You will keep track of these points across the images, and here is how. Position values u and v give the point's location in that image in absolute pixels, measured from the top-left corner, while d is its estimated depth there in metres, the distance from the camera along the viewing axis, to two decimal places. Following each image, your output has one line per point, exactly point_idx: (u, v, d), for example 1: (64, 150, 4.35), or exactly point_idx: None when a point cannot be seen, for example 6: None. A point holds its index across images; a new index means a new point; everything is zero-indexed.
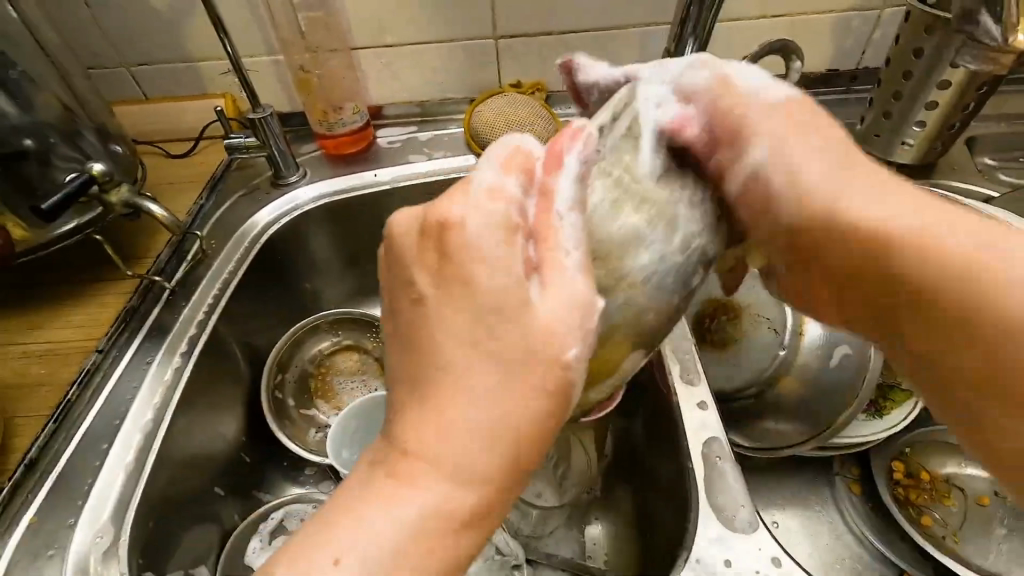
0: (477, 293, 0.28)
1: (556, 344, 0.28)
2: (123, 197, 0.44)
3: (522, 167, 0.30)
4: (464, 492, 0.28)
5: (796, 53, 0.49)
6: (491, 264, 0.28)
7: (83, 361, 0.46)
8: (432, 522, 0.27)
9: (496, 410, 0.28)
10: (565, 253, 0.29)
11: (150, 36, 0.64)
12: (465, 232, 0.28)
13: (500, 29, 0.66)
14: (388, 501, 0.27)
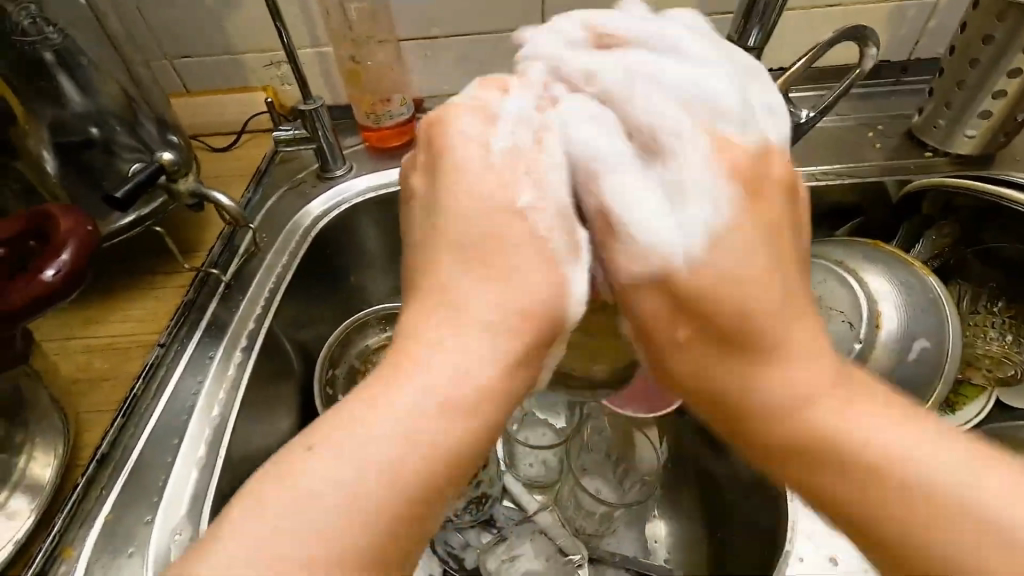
0: (467, 183, 0.33)
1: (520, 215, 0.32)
2: (191, 187, 0.43)
3: (496, 87, 0.37)
4: (449, 369, 0.27)
5: (872, 41, 0.48)
6: (483, 168, 0.33)
7: (147, 356, 0.45)
8: (428, 410, 0.26)
9: (482, 308, 0.29)
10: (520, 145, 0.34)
11: (196, 28, 0.63)
12: (453, 137, 0.34)
13: (549, 21, 0.65)
14: (384, 396, 0.26)
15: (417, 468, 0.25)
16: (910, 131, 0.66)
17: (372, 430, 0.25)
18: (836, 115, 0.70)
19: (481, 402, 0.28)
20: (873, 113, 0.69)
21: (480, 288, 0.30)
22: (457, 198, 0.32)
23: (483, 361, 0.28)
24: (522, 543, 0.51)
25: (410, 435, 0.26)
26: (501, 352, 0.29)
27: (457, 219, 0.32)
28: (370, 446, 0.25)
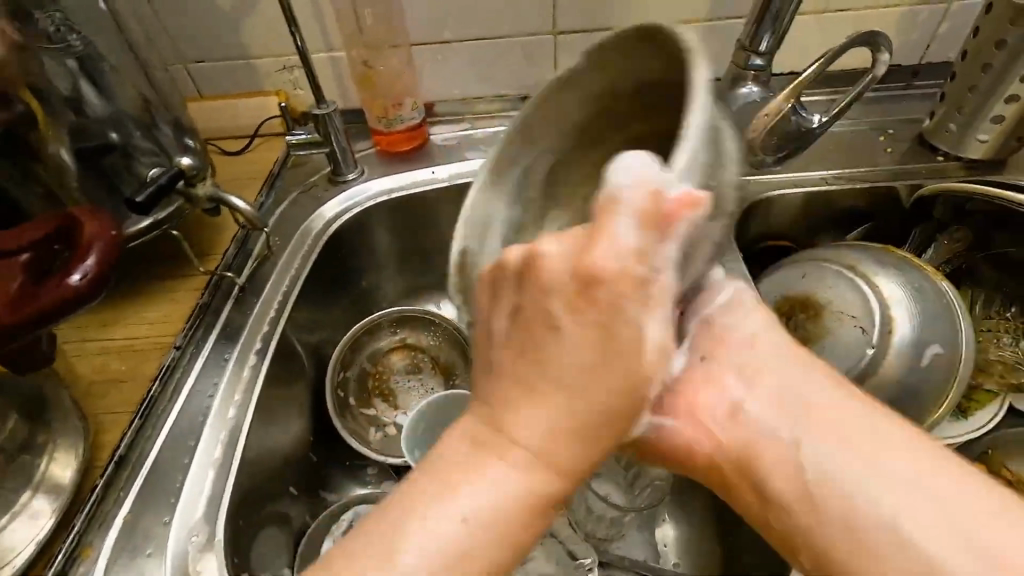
0: (557, 308, 0.27)
1: (640, 339, 0.26)
2: (209, 191, 0.43)
3: (615, 190, 0.26)
4: (506, 487, 0.27)
5: (885, 46, 0.48)
6: (576, 295, 0.27)
7: (163, 358, 0.46)
8: (478, 518, 0.26)
9: (548, 419, 0.27)
10: (647, 268, 0.26)
11: (210, 33, 0.64)
12: (551, 263, 0.27)
13: (560, 25, 0.66)
14: (435, 499, 0.27)
15: (495, 536, 0.27)
16: (920, 135, 0.66)
17: (429, 528, 0.26)
18: (847, 119, 0.69)
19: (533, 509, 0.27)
20: (884, 117, 0.69)
21: (542, 407, 0.27)
22: (551, 299, 0.27)
23: (552, 459, 0.27)
24: (536, 548, 0.50)
25: (471, 533, 0.26)
26: (568, 465, 0.27)
27: (546, 341, 0.27)
28: (467, 510, 0.26)
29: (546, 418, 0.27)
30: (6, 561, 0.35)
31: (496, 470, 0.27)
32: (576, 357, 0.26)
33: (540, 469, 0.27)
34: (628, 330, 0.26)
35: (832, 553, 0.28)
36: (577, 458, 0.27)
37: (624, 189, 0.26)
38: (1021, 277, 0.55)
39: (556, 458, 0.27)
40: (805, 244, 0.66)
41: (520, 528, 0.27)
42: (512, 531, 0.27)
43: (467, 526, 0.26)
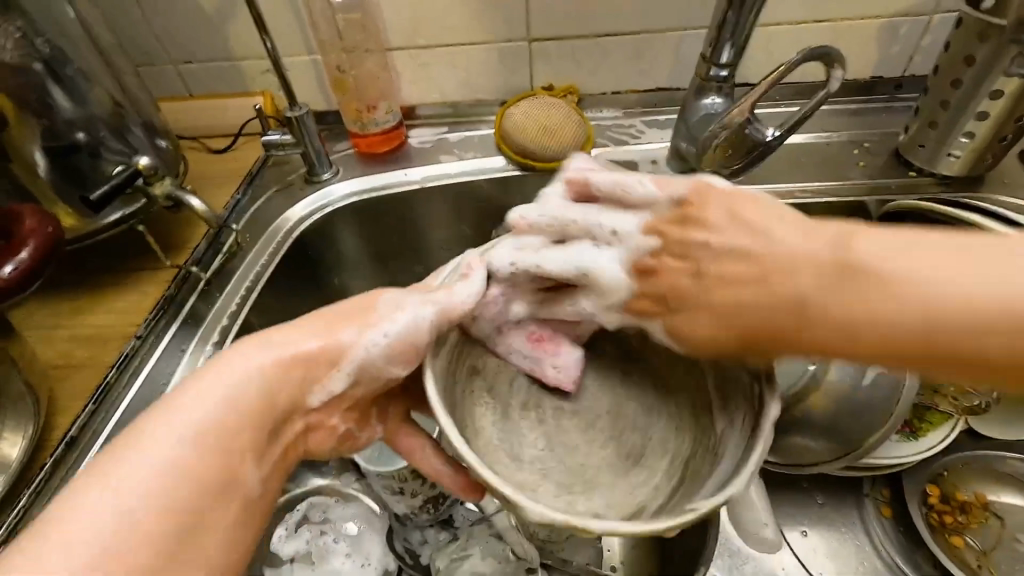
0: (303, 344, 0.37)
1: (325, 378, 0.38)
2: (166, 189, 0.47)
3: (409, 358, 0.37)
4: (210, 473, 0.32)
5: (837, 61, 0.48)
6: (319, 348, 0.37)
7: (124, 346, 0.48)
8: (179, 488, 0.31)
9: (259, 418, 0.35)
10: (337, 373, 0.38)
11: (195, 35, 0.66)
12: (343, 322, 0.38)
13: (534, 32, 0.67)
14: (130, 455, 0.31)
15: (167, 529, 0.30)
16: (897, 149, 0.65)
17: (124, 485, 0.30)
18: (823, 131, 0.69)
19: (234, 520, 0.33)
20: (861, 131, 0.68)
21: (247, 390, 0.35)
22: (298, 334, 0.37)
23: (252, 474, 0.35)
24: (474, 544, 0.53)
25: (167, 505, 0.30)
26: (260, 487, 0.35)
27: (287, 354, 0.36)
28: (125, 517, 0.29)
29: (214, 424, 0.33)
30: None
31: (161, 467, 0.31)
32: (286, 379, 0.36)
33: (205, 501, 0.32)
34: (296, 386, 0.37)
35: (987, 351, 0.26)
36: (254, 480, 0.35)
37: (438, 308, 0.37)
38: None
39: (238, 475, 0.34)
40: None
41: (188, 532, 0.31)
42: (189, 542, 0.31)
43: (137, 520, 0.29)
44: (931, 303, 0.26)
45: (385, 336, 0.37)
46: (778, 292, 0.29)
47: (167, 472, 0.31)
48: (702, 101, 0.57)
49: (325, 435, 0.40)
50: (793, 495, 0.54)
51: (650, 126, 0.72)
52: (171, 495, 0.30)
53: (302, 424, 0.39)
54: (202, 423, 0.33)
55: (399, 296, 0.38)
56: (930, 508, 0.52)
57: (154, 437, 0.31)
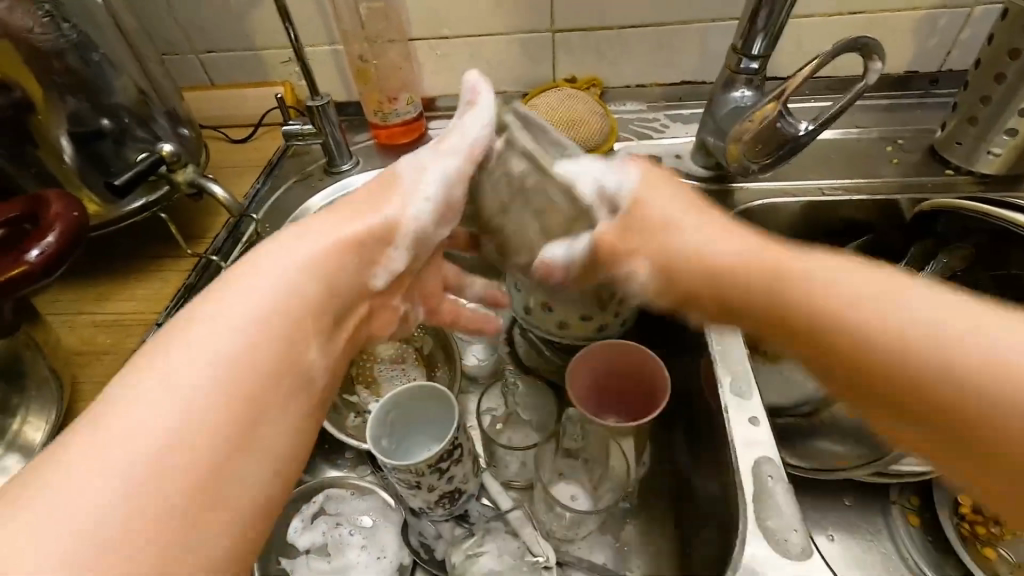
0: (343, 231, 0.37)
1: (376, 268, 0.39)
2: (188, 177, 0.47)
3: (447, 216, 0.41)
4: (262, 365, 0.29)
5: (875, 53, 0.46)
6: (372, 223, 0.38)
7: (145, 334, 0.49)
8: (228, 388, 0.28)
9: (304, 308, 0.33)
10: (397, 246, 0.40)
11: (218, 23, 0.66)
12: (371, 204, 0.39)
13: (558, 23, 0.66)
14: (165, 359, 0.27)
15: (228, 430, 0.27)
16: (932, 146, 0.63)
17: (163, 395, 0.26)
18: (854, 127, 0.67)
19: (292, 423, 0.31)
20: (894, 127, 0.66)
21: (285, 279, 0.33)
22: (328, 229, 0.37)
23: (309, 370, 0.32)
24: (490, 541, 0.52)
25: (217, 410, 0.27)
26: (313, 391, 0.33)
27: (325, 243, 0.36)
28: (198, 397, 0.27)
29: (272, 308, 0.31)
30: None
31: (208, 366, 0.28)
32: (325, 273, 0.35)
33: (274, 380, 0.30)
34: (346, 270, 0.37)
35: (918, 374, 0.28)
36: (318, 364, 0.33)
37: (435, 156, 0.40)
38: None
39: (303, 358, 0.32)
40: None
41: (262, 409, 0.29)
42: (264, 422, 0.29)
43: (208, 398, 0.27)
44: (847, 312, 0.31)
45: (427, 201, 0.40)
46: (668, 242, 0.37)
47: (229, 354, 0.29)
48: (730, 94, 0.55)
49: (377, 318, 0.41)
50: (817, 500, 0.53)
51: (674, 120, 0.71)
52: (240, 374, 0.28)
53: (364, 307, 0.40)
54: (260, 307, 0.31)
55: (417, 160, 0.41)
56: (961, 519, 0.50)
57: (189, 340, 0.28)
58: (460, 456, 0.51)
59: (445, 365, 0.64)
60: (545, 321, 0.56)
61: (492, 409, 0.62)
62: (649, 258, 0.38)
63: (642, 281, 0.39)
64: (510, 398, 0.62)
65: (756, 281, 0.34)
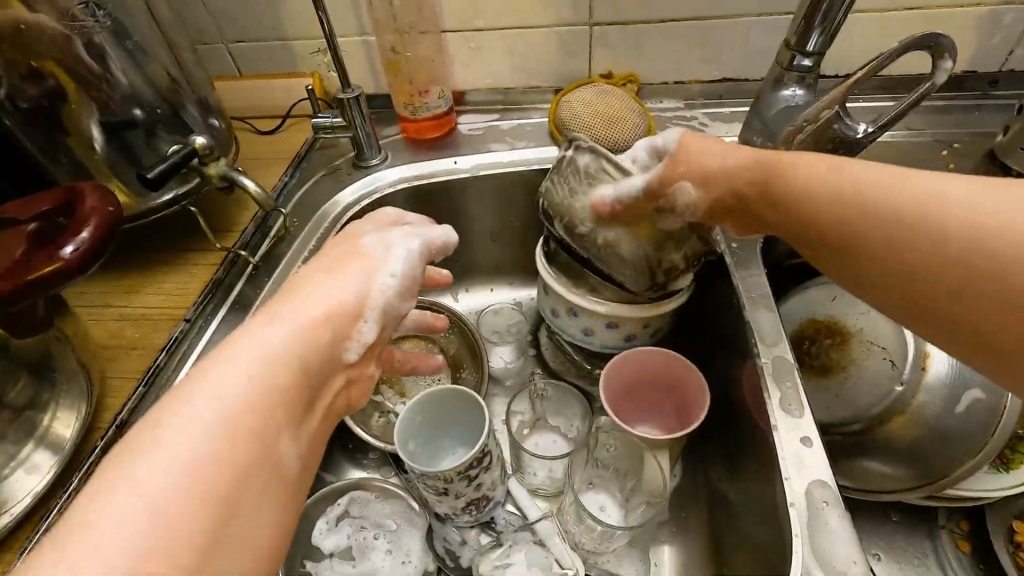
0: (318, 303, 0.33)
1: (357, 332, 0.34)
2: (220, 170, 0.45)
3: (410, 290, 0.38)
4: (233, 462, 0.26)
5: (948, 51, 0.42)
6: (348, 298, 0.34)
7: (173, 329, 0.48)
8: (200, 491, 0.24)
9: (283, 387, 0.29)
10: (365, 322, 0.35)
11: (249, 13, 0.65)
12: (337, 276, 0.35)
13: (597, 16, 0.63)
14: (128, 471, 0.24)
15: (201, 539, 0.24)
16: (991, 151, 0.59)
17: (127, 511, 0.23)
18: (907, 129, 0.63)
19: (271, 515, 0.27)
20: (949, 129, 0.63)
21: (258, 358, 0.29)
22: (304, 300, 0.33)
23: (287, 455, 0.29)
24: (517, 552, 0.51)
25: (189, 517, 0.23)
26: (291, 474, 0.29)
27: (305, 316, 0.32)
28: (149, 526, 0.23)
29: (236, 401, 0.27)
30: (4, 509, 0.37)
31: (177, 470, 0.24)
32: (305, 343, 0.31)
33: (242, 486, 0.26)
34: (323, 345, 0.32)
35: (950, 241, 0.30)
36: (293, 453, 0.29)
37: (397, 239, 0.39)
38: None
39: (274, 449, 0.28)
40: None
41: (228, 520, 0.25)
42: (231, 534, 0.25)
43: (163, 523, 0.23)
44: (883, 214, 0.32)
45: (393, 277, 0.37)
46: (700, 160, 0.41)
47: (186, 464, 0.24)
48: (781, 93, 0.53)
49: (359, 386, 0.36)
50: (860, 522, 0.51)
51: (713, 119, 0.68)
52: (200, 489, 0.24)
53: (341, 381, 0.34)
54: (220, 403, 0.26)
55: (383, 238, 0.39)
56: (1018, 548, 0.47)
57: (154, 445, 0.25)
58: (489, 463, 0.50)
59: (471, 365, 0.63)
60: (571, 327, 0.54)
61: (521, 412, 0.59)
62: (690, 180, 0.41)
63: (688, 199, 0.42)
64: (538, 404, 0.60)
65: (762, 194, 0.38)
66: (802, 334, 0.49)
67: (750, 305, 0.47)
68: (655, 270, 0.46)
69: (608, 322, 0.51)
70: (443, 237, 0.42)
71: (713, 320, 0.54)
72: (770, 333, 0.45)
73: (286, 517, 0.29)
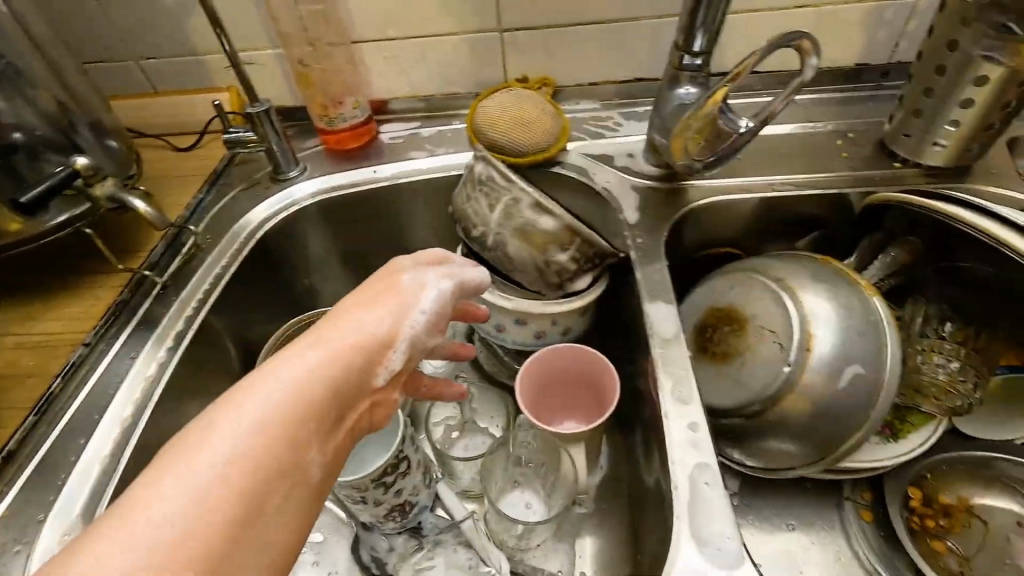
0: (352, 332, 0.33)
1: (386, 359, 0.34)
2: (107, 191, 0.47)
3: (437, 324, 0.38)
4: (258, 479, 0.26)
5: (811, 46, 0.45)
6: (379, 329, 0.34)
7: (70, 355, 0.47)
8: (224, 506, 0.25)
9: (314, 410, 0.29)
10: (394, 353, 0.35)
11: (155, 29, 0.64)
12: (373, 307, 0.35)
13: (505, 23, 0.64)
14: (163, 480, 0.25)
15: (219, 549, 0.24)
16: (881, 139, 0.63)
17: (159, 516, 0.24)
18: (808, 121, 0.66)
19: (291, 528, 0.28)
20: (846, 120, 0.66)
21: (291, 381, 0.29)
22: (341, 326, 0.33)
23: (313, 474, 0.29)
24: (439, 554, 0.52)
25: (210, 528, 0.24)
26: (314, 491, 0.29)
27: (339, 341, 0.32)
28: (179, 522, 0.24)
29: (263, 424, 0.27)
30: None
31: (205, 483, 0.25)
32: (337, 369, 0.31)
33: (266, 493, 0.26)
34: (354, 370, 0.32)
35: None
36: (319, 466, 0.29)
37: (430, 275, 0.39)
38: (986, 299, 0.50)
39: (301, 463, 0.28)
40: (753, 249, 0.64)
41: (245, 533, 0.25)
42: (250, 545, 0.25)
43: (188, 525, 0.24)
44: None
45: (423, 314, 0.37)
46: None
47: (218, 471, 0.25)
48: (675, 92, 0.54)
49: (387, 407, 0.36)
50: (770, 499, 0.53)
51: (628, 119, 0.70)
52: (227, 492, 0.25)
53: (368, 403, 0.34)
54: (252, 423, 0.27)
55: (421, 275, 0.38)
56: (912, 512, 0.51)
57: (190, 456, 0.25)
58: (408, 469, 0.49)
59: None
60: (485, 324, 0.56)
61: (447, 418, 0.61)
62: None
63: None
64: (466, 407, 0.61)
65: None
66: (705, 322, 0.51)
67: (649, 298, 0.49)
68: (545, 273, 0.50)
69: (516, 319, 0.53)
70: (476, 278, 0.41)
71: (627, 315, 0.55)
72: (668, 327, 0.47)
73: (305, 527, 0.29)
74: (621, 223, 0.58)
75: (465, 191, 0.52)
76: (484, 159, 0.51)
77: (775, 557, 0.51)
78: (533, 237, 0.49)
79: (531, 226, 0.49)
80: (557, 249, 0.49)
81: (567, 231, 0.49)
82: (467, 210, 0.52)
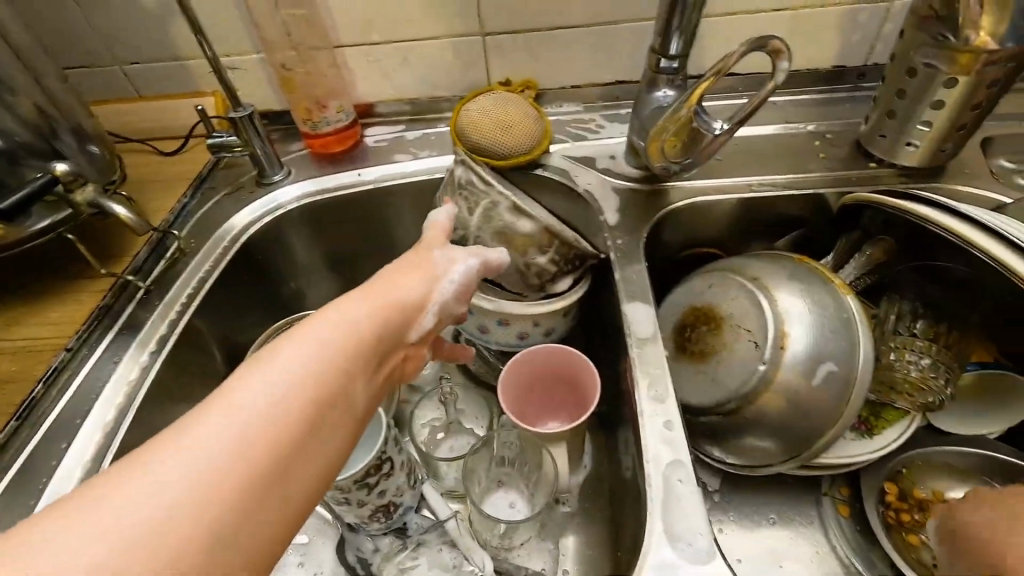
0: (393, 293, 0.35)
1: (421, 320, 0.36)
2: (89, 197, 0.47)
3: (463, 295, 0.40)
4: (315, 404, 0.27)
5: (782, 50, 0.45)
6: (417, 293, 0.36)
7: (52, 359, 0.47)
8: (286, 422, 0.25)
9: (365, 352, 0.31)
10: (427, 316, 0.36)
11: (138, 34, 0.64)
12: (409, 276, 0.37)
13: (487, 27, 0.65)
14: (230, 395, 0.25)
15: (278, 464, 0.25)
16: (858, 140, 0.64)
17: (225, 427, 0.24)
18: (787, 122, 0.67)
19: (336, 457, 0.28)
20: (824, 121, 0.67)
21: (346, 325, 0.30)
22: (382, 288, 0.35)
23: (360, 410, 0.30)
24: (423, 553, 0.52)
25: (272, 440, 0.25)
26: (358, 428, 0.30)
27: (383, 299, 0.34)
28: (245, 425, 0.24)
29: (322, 357, 0.28)
30: None
31: (269, 402, 0.25)
32: (382, 322, 0.33)
33: (323, 410, 0.27)
34: (396, 325, 0.34)
35: None
36: (364, 404, 0.30)
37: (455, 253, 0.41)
38: (967, 297, 0.50)
39: (352, 391, 0.29)
40: (734, 249, 0.64)
41: (301, 453, 0.26)
42: (302, 464, 0.26)
43: (254, 436, 0.24)
44: None
45: (452, 284, 0.39)
46: None
47: (282, 386, 0.26)
48: (653, 94, 0.55)
49: (417, 365, 0.37)
50: (750, 495, 0.54)
51: (611, 121, 0.71)
52: (291, 407, 0.26)
53: (404, 359, 0.35)
54: (313, 355, 0.28)
55: (450, 254, 0.41)
56: (887, 507, 0.52)
57: (255, 377, 0.26)
58: (391, 470, 0.50)
59: None
60: (467, 325, 0.57)
61: (432, 419, 0.61)
62: None
63: None
64: (451, 408, 0.61)
65: None
66: (684, 322, 0.52)
67: (627, 299, 0.50)
68: (525, 275, 0.51)
69: (498, 321, 0.54)
70: (499, 258, 0.44)
71: (608, 315, 0.56)
72: (645, 327, 0.48)
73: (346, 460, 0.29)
74: (602, 224, 0.59)
75: (445, 196, 0.53)
76: (462, 164, 0.51)
77: (755, 553, 0.51)
78: (512, 240, 0.50)
79: (510, 229, 0.49)
80: (537, 251, 0.50)
81: (546, 234, 0.49)
82: (448, 215, 0.52)
